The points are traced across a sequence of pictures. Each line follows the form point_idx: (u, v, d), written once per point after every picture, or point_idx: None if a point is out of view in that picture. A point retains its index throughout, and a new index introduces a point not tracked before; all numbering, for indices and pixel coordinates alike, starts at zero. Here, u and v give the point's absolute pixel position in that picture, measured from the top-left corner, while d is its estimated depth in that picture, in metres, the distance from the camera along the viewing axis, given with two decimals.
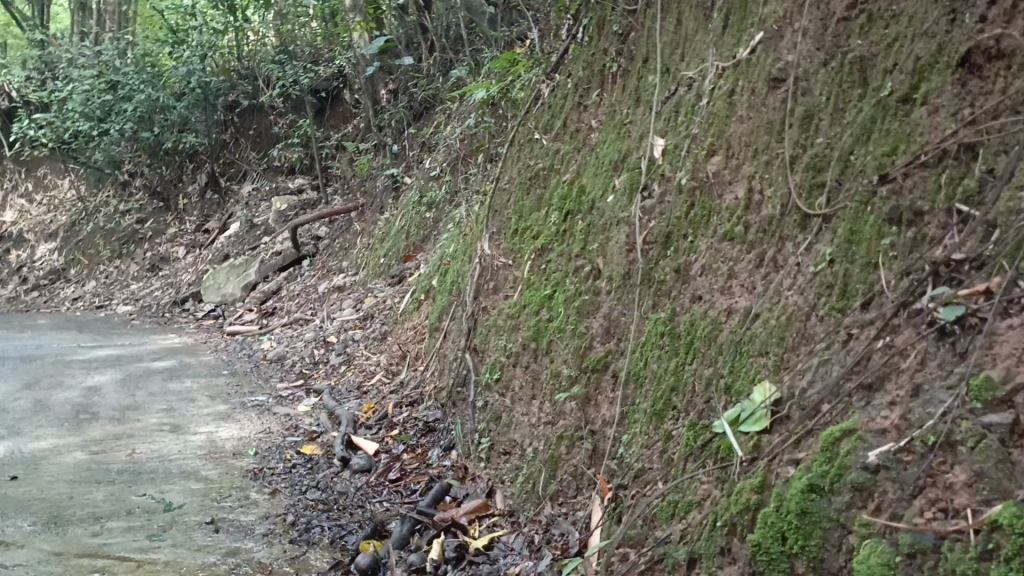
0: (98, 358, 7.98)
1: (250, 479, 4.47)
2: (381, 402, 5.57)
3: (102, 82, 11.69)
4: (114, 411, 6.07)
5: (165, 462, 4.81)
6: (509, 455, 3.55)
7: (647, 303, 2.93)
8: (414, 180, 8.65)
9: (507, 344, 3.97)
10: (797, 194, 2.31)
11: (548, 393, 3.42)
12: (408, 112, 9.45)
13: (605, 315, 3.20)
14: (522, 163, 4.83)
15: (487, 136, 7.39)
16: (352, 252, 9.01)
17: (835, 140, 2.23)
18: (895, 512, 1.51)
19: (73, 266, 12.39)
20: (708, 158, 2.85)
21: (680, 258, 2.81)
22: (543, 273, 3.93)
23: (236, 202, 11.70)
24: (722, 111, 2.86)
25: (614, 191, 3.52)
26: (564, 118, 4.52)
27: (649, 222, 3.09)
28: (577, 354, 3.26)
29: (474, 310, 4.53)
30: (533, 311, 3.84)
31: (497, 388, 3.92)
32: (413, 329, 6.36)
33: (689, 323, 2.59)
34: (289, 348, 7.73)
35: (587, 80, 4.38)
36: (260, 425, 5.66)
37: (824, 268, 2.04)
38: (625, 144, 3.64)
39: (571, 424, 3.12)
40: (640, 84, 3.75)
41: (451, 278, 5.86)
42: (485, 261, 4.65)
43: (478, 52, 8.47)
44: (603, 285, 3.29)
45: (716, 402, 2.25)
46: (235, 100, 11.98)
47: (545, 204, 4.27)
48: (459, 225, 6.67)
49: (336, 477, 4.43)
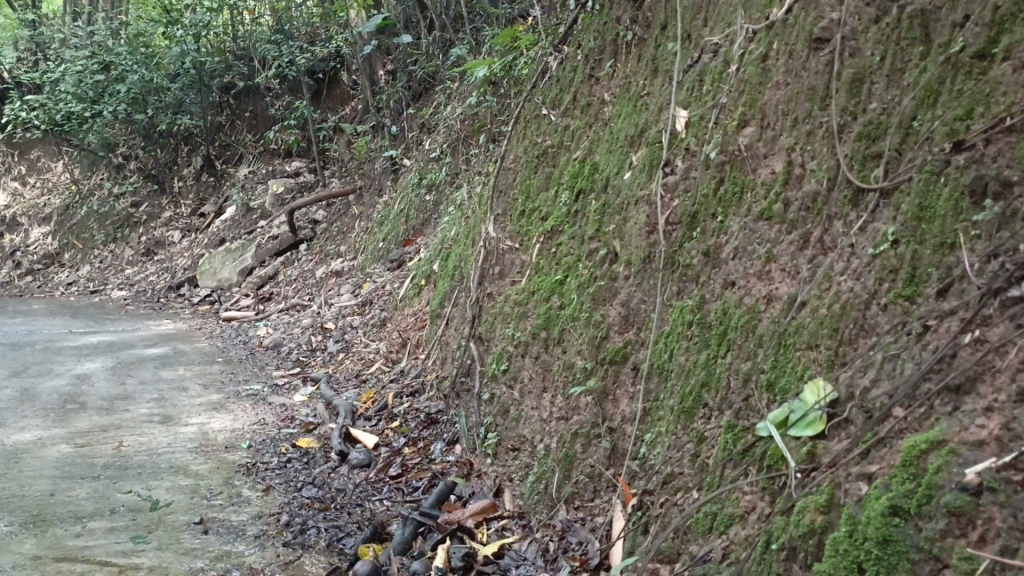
0: (88, 344, 7.73)
1: (243, 475, 4.24)
2: (381, 391, 5.34)
3: (95, 63, 11.41)
4: (103, 401, 5.83)
5: (153, 456, 4.57)
6: (520, 452, 3.33)
7: (670, 290, 2.68)
8: (414, 162, 8.38)
9: (515, 333, 3.73)
10: (847, 167, 2.06)
11: (560, 386, 3.19)
12: (407, 92, 9.14)
13: (623, 302, 2.95)
14: (529, 141, 4.58)
15: (489, 115, 7.11)
16: (350, 236, 8.76)
17: (892, 105, 1.98)
18: (1005, 545, 1.26)
19: (67, 251, 12.13)
20: (739, 129, 2.58)
21: (708, 240, 2.56)
22: (553, 257, 3.68)
23: (232, 185, 11.40)
24: (754, 77, 2.60)
25: (631, 168, 3.26)
26: (574, 91, 4.25)
27: (672, 201, 2.84)
28: (593, 345, 3.02)
29: (478, 296, 4.29)
30: (543, 298, 3.59)
31: (505, 380, 3.68)
32: (414, 315, 6.13)
33: (720, 310, 2.34)
34: (286, 334, 7.48)
35: (599, 51, 4.10)
36: (255, 416, 5.42)
37: (886, 249, 1.79)
38: (641, 117, 3.39)
39: (587, 420, 2.89)
40: (658, 52, 3.49)
41: (453, 263, 5.61)
42: (490, 244, 4.39)
43: (480, 30, 8.17)
44: (620, 270, 3.04)
45: (756, 400, 2.01)
46: (231, 81, 11.67)
47: (555, 183, 4.01)
48: (461, 208, 6.41)
49: (333, 472, 4.19)
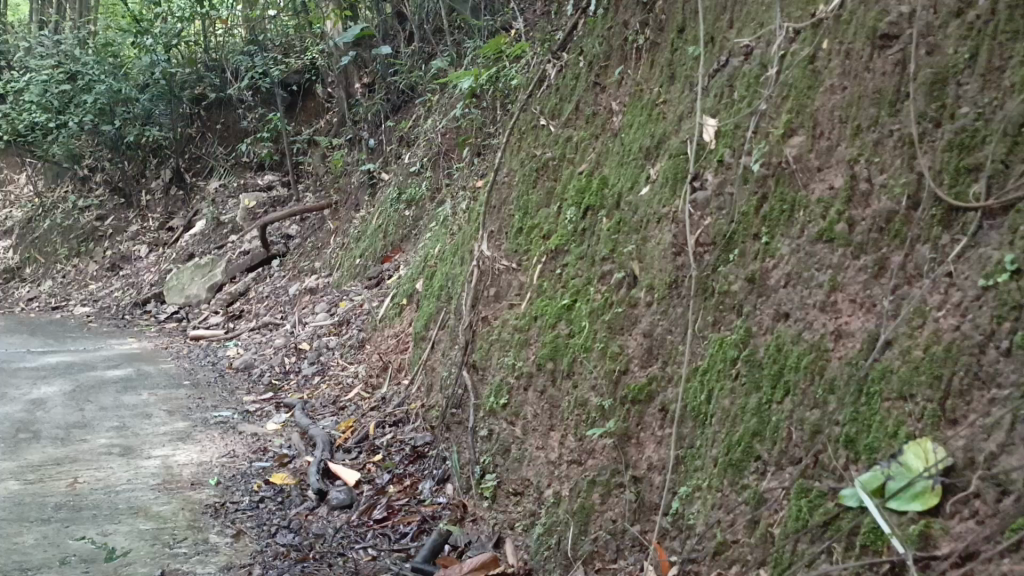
0: (47, 365, 7.26)
1: (210, 517, 3.83)
2: (361, 420, 4.96)
3: (60, 73, 10.95)
4: (59, 429, 5.37)
5: (111, 495, 4.14)
6: (523, 497, 2.99)
7: (703, 320, 2.36)
8: (393, 176, 8.04)
9: (516, 363, 3.38)
10: (933, 181, 1.76)
11: (571, 426, 2.84)
12: (386, 104, 8.75)
13: (645, 332, 2.63)
14: (525, 154, 4.26)
15: (473, 129, 6.78)
16: (325, 252, 8.38)
17: (992, 109, 1.70)
18: None
19: (29, 265, 11.61)
20: (785, 138, 2.27)
21: (751, 264, 2.24)
22: (558, 279, 3.35)
23: (202, 198, 10.95)
24: (801, 80, 2.29)
25: (649, 183, 2.95)
26: (575, 101, 3.94)
27: (702, 219, 2.52)
28: (610, 381, 2.69)
29: (471, 321, 3.93)
30: (548, 323, 3.26)
31: (505, 415, 3.32)
32: (394, 337, 5.76)
33: (772, 347, 2.02)
34: (258, 355, 7.06)
35: (605, 57, 3.80)
36: (224, 447, 5.00)
37: (1004, 282, 1.52)
38: (659, 127, 3.08)
39: (605, 466, 2.55)
40: (675, 56, 3.19)
41: (439, 282, 5.27)
42: (484, 263, 4.05)
43: (462, 41, 7.82)
44: (641, 295, 2.71)
45: (830, 456, 1.70)
46: (202, 93, 11.19)
47: (557, 198, 3.71)
48: (445, 224, 6.07)
49: (310, 515, 3.80)
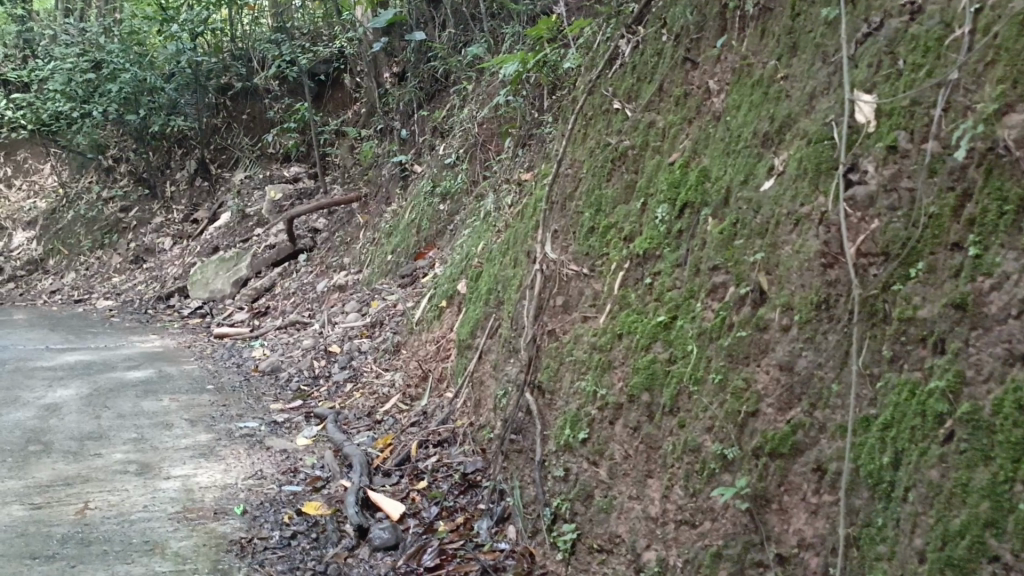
0: (63, 365, 6.80)
1: (235, 558, 3.33)
2: (401, 437, 4.44)
3: (85, 61, 10.39)
4: (71, 441, 4.90)
5: (124, 526, 3.65)
6: (611, 556, 2.45)
7: (875, 353, 1.82)
8: (426, 168, 7.51)
9: (597, 391, 2.83)
10: None
11: (678, 474, 2.29)
12: (419, 93, 8.22)
13: (782, 363, 2.08)
14: (594, 142, 3.70)
15: (515, 118, 6.26)
16: (354, 248, 7.87)
17: None
18: None
19: (52, 257, 11.15)
20: (997, 116, 1.71)
21: (953, 284, 1.70)
22: (648, 290, 2.80)
23: (228, 190, 10.46)
24: (1015, 40, 1.73)
25: (774, 175, 2.38)
26: (659, 79, 3.37)
27: (865, 222, 1.97)
28: (736, 424, 2.14)
29: (536, 334, 3.40)
30: (638, 344, 2.70)
31: (584, 452, 2.77)
32: (435, 342, 5.22)
33: (1010, 404, 1.51)
34: (284, 357, 6.56)
35: (697, 27, 3.22)
36: (248, 466, 4.49)
37: None
38: (780, 105, 2.51)
39: (737, 534, 2.02)
40: (797, 23, 2.62)
41: (486, 284, 4.71)
42: (550, 268, 3.50)
43: (499, 27, 7.29)
44: (774, 316, 2.15)
45: None
46: (228, 82, 10.73)
47: (641, 192, 3.16)
48: (489, 221, 5.54)
49: (349, 557, 3.29)
